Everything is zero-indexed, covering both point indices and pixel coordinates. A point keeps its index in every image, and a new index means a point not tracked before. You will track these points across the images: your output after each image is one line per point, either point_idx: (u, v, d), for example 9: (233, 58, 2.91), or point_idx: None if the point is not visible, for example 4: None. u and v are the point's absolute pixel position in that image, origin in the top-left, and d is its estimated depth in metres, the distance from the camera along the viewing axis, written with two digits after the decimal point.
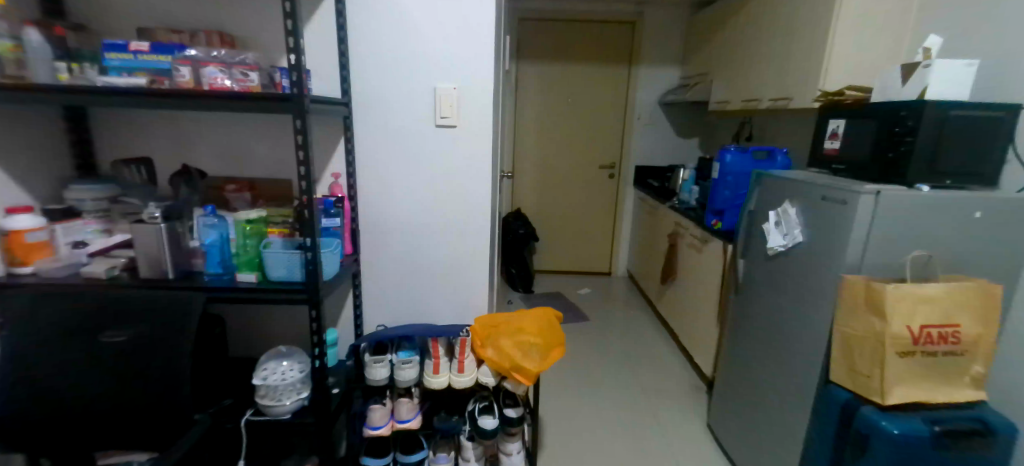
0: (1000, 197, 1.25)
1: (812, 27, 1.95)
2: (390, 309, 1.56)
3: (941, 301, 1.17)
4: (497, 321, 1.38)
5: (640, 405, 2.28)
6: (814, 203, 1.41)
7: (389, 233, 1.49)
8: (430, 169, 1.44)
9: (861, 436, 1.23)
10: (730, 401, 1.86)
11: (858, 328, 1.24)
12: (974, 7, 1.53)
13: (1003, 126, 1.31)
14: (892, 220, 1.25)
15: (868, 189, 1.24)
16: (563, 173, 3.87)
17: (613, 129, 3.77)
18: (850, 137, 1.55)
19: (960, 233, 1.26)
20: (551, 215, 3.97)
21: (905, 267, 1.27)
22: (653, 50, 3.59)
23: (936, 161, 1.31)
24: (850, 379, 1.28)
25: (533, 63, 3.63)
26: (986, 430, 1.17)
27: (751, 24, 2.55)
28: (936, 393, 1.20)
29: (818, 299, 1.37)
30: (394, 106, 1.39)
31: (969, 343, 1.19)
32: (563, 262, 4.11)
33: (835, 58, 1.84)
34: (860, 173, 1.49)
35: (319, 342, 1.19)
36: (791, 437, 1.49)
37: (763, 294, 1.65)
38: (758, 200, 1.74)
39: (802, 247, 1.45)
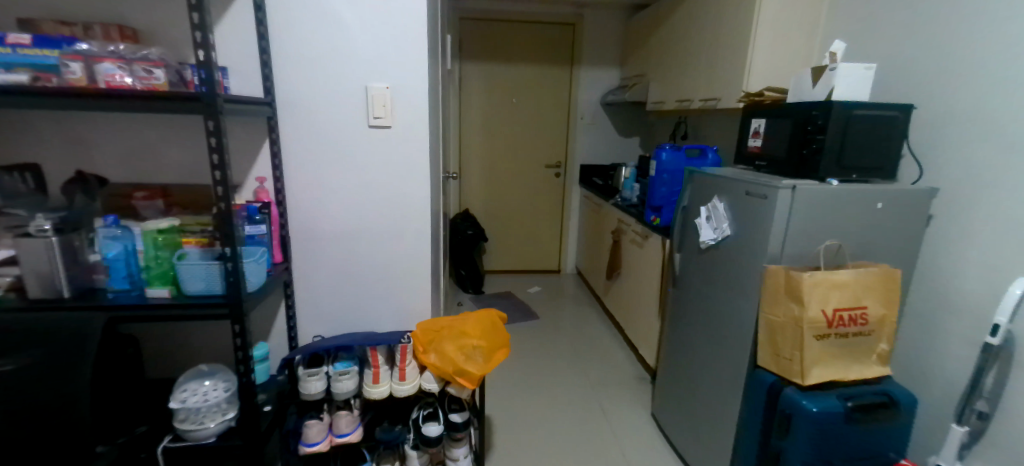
0: (897, 189, 1.37)
1: (736, 32, 2.07)
2: (327, 319, 1.49)
3: (850, 286, 1.27)
4: (439, 324, 1.34)
5: (590, 399, 2.32)
6: (740, 198, 1.49)
7: (322, 238, 1.42)
8: (364, 172, 1.39)
9: (784, 416, 1.31)
10: (671, 389, 1.94)
11: (779, 314, 1.32)
12: (872, 16, 1.68)
13: (897, 124, 1.45)
14: (807, 212, 1.34)
15: (786, 183, 1.32)
16: (511, 172, 3.88)
17: (557, 129, 3.82)
18: (770, 135, 1.65)
19: (865, 222, 1.38)
20: (499, 215, 3.97)
21: (819, 256, 1.37)
22: (593, 52, 3.68)
23: (843, 156, 1.42)
24: (775, 363, 1.36)
25: (476, 63, 3.61)
26: (890, 402, 1.29)
27: (682, 28, 2.66)
28: (849, 371, 1.30)
29: (745, 289, 1.46)
30: (323, 106, 1.33)
31: (875, 323, 1.31)
32: (513, 262, 4.12)
33: (756, 62, 1.96)
34: (779, 169, 1.59)
35: (244, 358, 1.11)
36: (725, 421, 1.57)
37: (698, 286, 1.73)
38: (690, 196, 1.81)
39: (730, 240, 1.54)
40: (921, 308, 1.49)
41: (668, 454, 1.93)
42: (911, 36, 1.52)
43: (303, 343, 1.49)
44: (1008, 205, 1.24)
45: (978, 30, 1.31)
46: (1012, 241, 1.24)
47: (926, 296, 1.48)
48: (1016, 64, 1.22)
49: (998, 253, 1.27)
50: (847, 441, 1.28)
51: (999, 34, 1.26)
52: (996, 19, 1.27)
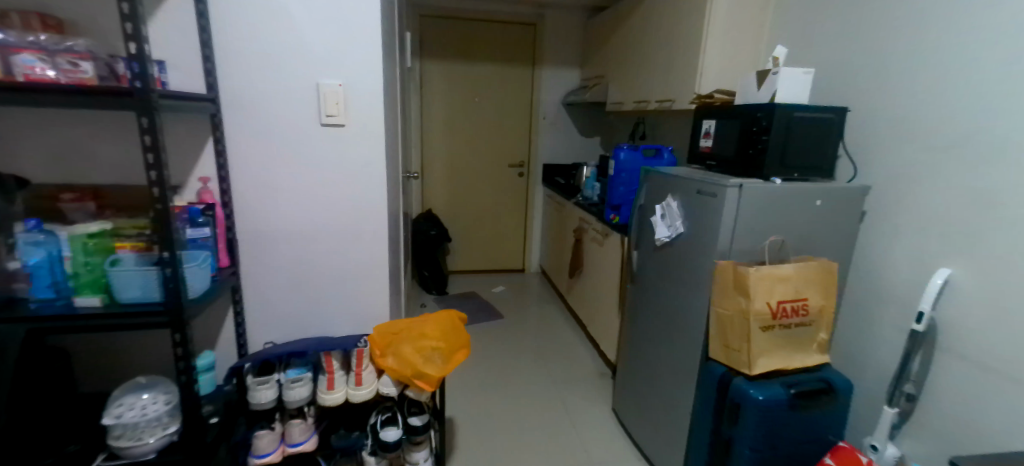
0: (834, 187, 1.46)
1: (688, 36, 2.14)
2: (278, 324, 1.44)
3: (793, 279, 1.34)
4: (397, 326, 1.32)
5: (553, 396, 2.35)
6: (692, 196, 1.54)
7: (273, 241, 1.37)
8: (317, 172, 1.35)
9: (733, 405, 1.37)
10: (631, 384, 1.98)
11: (728, 308, 1.38)
12: (811, 24, 1.77)
13: (833, 126, 1.54)
14: (753, 210, 1.40)
15: (733, 182, 1.38)
16: (474, 171, 3.86)
17: (520, 129, 3.83)
18: (720, 136, 1.72)
19: (806, 219, 1.46)
20: (463, 215, 3.95)
21: (764, 251, 1.44)
22: (553, 52, 3.71)
23: (785, 156, 1.49)
24: (725, 354, 1.41)
25: (436, 61, 3.57)
26: (830, 388, 1.37)
27: (639, 31, 2.73)
28: (792, 360, 1.38)
29: (697, 284, 1.51)
30: (272, 104, 1.28)
31: (816, 313, 1.38)
32: (477, 262, 4.10)
33: (708, 65, 2.03)
34: (728, 169, 1.66)
35: (185, 368, 1.05)
36: (680, 413, 1.62)
37: (654, 282, 1.78)
38: (646, 195, 1.86)
39: (683, 236, 1.59)
40: (857, 299, 1.59)
41: (628, 447, 1.98)
42: (845, 44, 1.62)
43: (254, 350, 1.43)
44: (930, 203, 1.35)
45: (904, 39, 1.41)
46: (934, 235, 1.34)
47: (861, 287, 1.57)
48: (936, 71, 1.32)
49: (923, 246, 1.37)
50: (790, 427, 1.36)
51: (922, 43, 1.36)
52: (920, 29, 1.37)
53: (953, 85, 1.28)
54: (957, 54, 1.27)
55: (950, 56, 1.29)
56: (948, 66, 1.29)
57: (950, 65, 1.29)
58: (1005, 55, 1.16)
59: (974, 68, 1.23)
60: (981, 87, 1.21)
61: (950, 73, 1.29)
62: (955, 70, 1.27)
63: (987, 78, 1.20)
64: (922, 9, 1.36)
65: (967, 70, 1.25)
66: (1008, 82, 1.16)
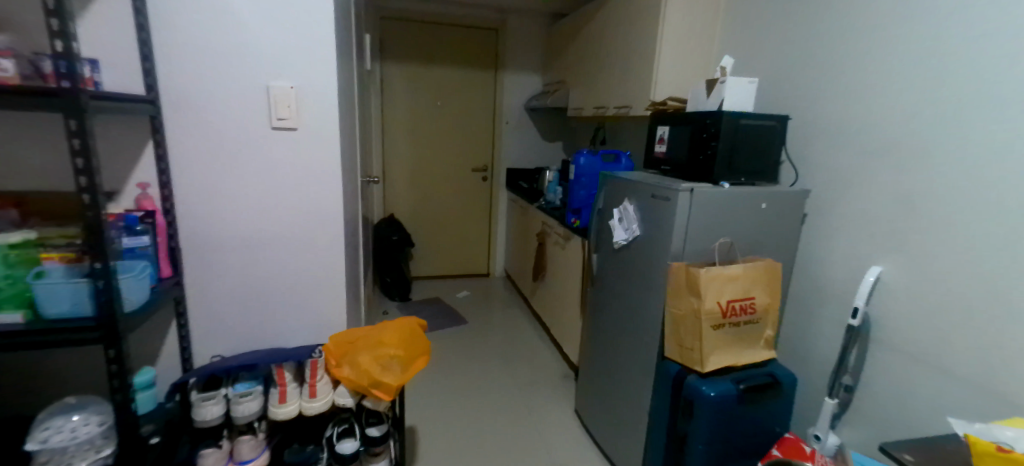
0: (777, 191, 1.54)
1: (644, 44, 2.20)
2: (227, 336, 1.38)
3: (741, 279, 1.41)
4: (354, 335, 1.29)
5: (517, 400, 2.35)
6: (647, 200, 1.59)
7: (220, 249, 1.31)
8: (268, 177, 1.30)
9: (687, 401, 1.42)
10: (592, 385, 2.01)
11: (682, 308, 1.43)
12: (757, 36, 1.86)
13: (776, 133, 1.62)
14: (704, 213, 1.46)
15: (685, 186, 1.43)
16: (437, 176, 3.83)
17: (483, 133, 3.83)
18: (673, 142, 1.78)
19: (752, 221, 1.53)
20: (426, 220, 3.90)
21: (714, 252, 1.50)
22: (515, 58, 3.74)
23: (733, 162, 1.56)
24: (679, 353, 1.46)
25: (397, 64, 3.52)
26: (776, 382, 1.44)
27: (598, 39, 2.79)
28: (741, 357, 1.44)
29: (653, 285, 1.55)
30: (217, 106, 1.23)
31: (763, 311, 1.45)
32: (441, 267, 4.07)
33: (662, 73, 2.10)
34: (681, 173, 1.72)
35: (120, 386, 0.99)
36: (639, 412, 1.66)
37: (612, 284, 1.82)
38: (605, 199, 1.90)
39: (639, 239, 1.63)
40: (800, 297, 1.68)
41: (591, 447, 2.01)
42: (786, 56, 1.72)
43: (200, 363, 1.36)
44: (862, 205, 1.44)
45: (838, 52, 1.51)
46: (867, 236, 1.43)
47: (804, 285, 1.66)
48: (866, 83, 1.42)
49: (857, 246, 1.46)
50: (740, 420, 1.41)
51: (853, 57, 1.46)
52: (852, 44, 1.46)
53: (881, 96, 1.37)
54: (883, 67, 1.37)
55: (877, 69, 1.39)
56: (876, 79, 1.39)
57: (878, 77, 1.38)
58: (924, 69, 1.26)
59: (898, 80, 1.33)
60: (905, 98, 1.31)
61: (878, 85, 1.38)
62: (882, 83, 1.37)
63: (909, 89, 1.30)
64: (853, 25, 1.46)
65: (892, 82, 1.35)
66: (927, 94, 1.26)
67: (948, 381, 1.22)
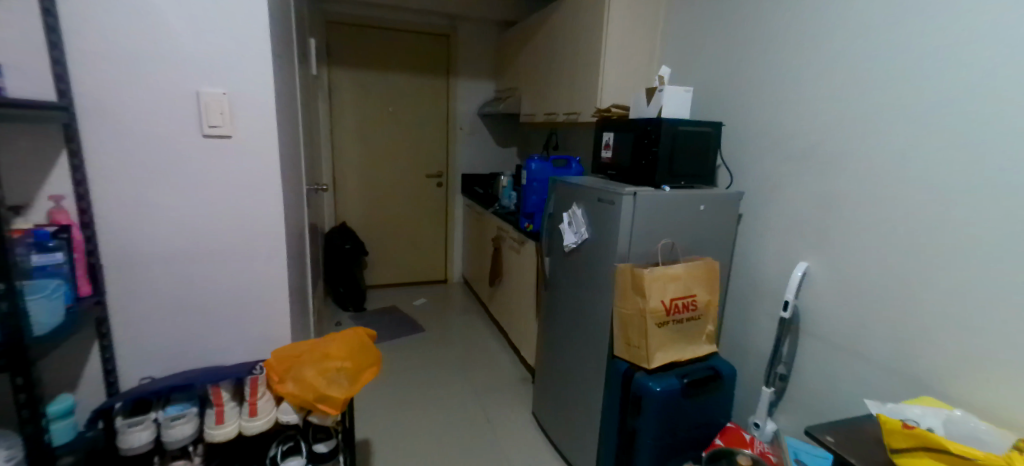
0: (714, 193, 1.62)
1: (589, 53, 2.27)
2: (158, 357, 1.29)
3: (682, 277, 1.47)
4: (299, 349, 1.22)
5: (476, 407, 2.34)
6: (594, 204, 1.63)
7: (147, 265, 1.23)
8: (200, 188, 1.24)
9: (636, 398, 1.46)
10: (548, 387, 2.03)
11: (628, 307, 1.47)
12: (693, 46, 1.96)
13: (711, 138, 1.71)
14: (647, 215, 1.52)
15: (628, 190, 1.49)
16: (390, 182, 3.77)
17: (437, 139, 3.80)
18: (618, 147, 1.84)
19: (692, 222, 1.60)
20: (380, 228, 3.83)
21: (657, 253, 1.56)
22: (467, 64, 3.74)
23: (673, 166, 1.64)
24: (627, 351, 1.50)
25: (345, 70, 3.45)
26: (717, 375, 1.52)
27: (547, 46, 2.84)
28: (684, 352, 1.50)
29: (602, 286, 1.59)
30: (142, 114, 1.16)
31: (703, 307, 1.52)
32: (398, 275, 3.99)
33: (607, 81, 2.17)
34: (626, 177, 1.78)
35: (29, 417, 0.94)
36: (591, 411, 1.69)
37: (564, 287, 1.85)
38: (555, 203, 1.93)
39: (587, 242, 1.67)
40: (738, 293, 1.78)
41: (549, 449, 2.03)
42: (719, 66, 1.82)
43: (127, 388, 1.27)
44: (789, 205, 1.55)
45: (765, 63, 1.61)
46: (795, 234, 1.53)
47: (742, 282, 1.76)
48: (788, 91, 1.53)
49: (787, 243, 1.56)
50: (684, 413, 1.48)
51: (777, 67, 1.57)
52: (776, 56, 1.57)
53: (801, 104, 1.48)
54: (803, 77, 1.48)
55: (798, 79, 1.49)
56: (797, 88, 1.50)
57: (798, 87, 1.49)
58: (837, 79, 1.37)
59: (815, 90, 1.44)
60: (821, 106, 1.42)
61: (798, 94, 1.49)
62: (802, 91, 1.48)
63: (825, 97, 1.41)
64: (777, 38, 1.57)
65: (810, 91, 1.46)
66: (840, 102, 1.37)
67: (867, 366, 1.32)
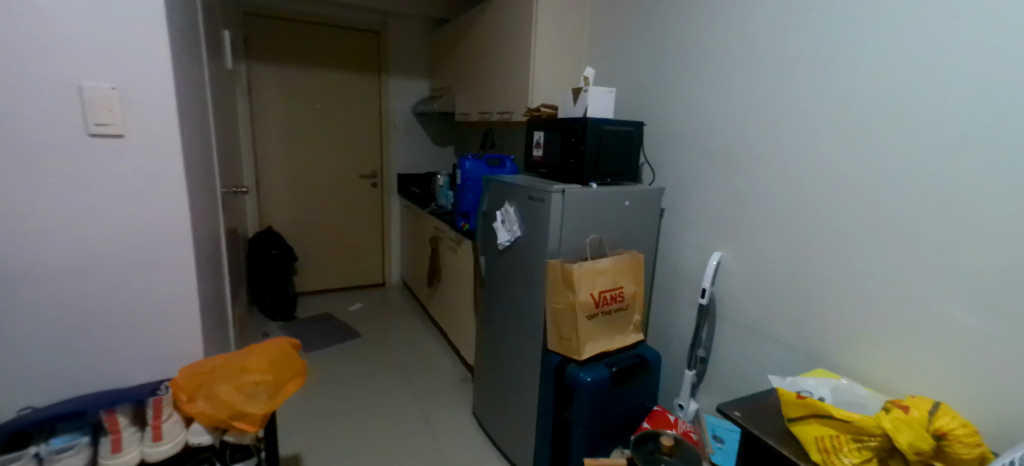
0: (637, 189, 1.70)
1: (520, 53, 2.29)
2: (42, 383, 1.15)
3: (610, 270, 1.53)
4: (211, 364, 1.13)
5: (415, 411, 2.29)
6: (525, 202, 1.66)
7: (24, 280, 1.09)
8: (86, 192, 1.11)
9: (569, 389, 1.51)
10: (486, 385, 2.04)
11: (559, 301, 1.51)
12: (617, 49, 2.04)
13: (634, 137, 1.79)
14: (575, 212, 1.57)
15: (557, 188, 1.52)
16: (320, 183, 3.60)
17: (370, 138, 3.67)
18: (548, 146, 1.88)
19: (618, 217, 1.67)
20: (311, 231, 3.65)
21: (586, 248, 1.62)
22: (399, 61, 3.64)
23: (599, 164, 1.70)
24: (560, 345, 1.54)
25: (266, 65, 3.25)
26: (643, 362, 1.60)
27: (479, 46, 2.84)
28: (612, 342, 1.57)
29: (534, 282, 1.62)
30: (10, 109, 1.02)
31: (630, 298, 1.60)
32: (332, 280, 3.82)
33: (538, 81, 2.20)
34: (556, 175, 1.82)
35: None
36: (528, 405, 1.72)
37: (499, 284, 1.87)
38: (488, 202, 1.94)
39: (520, 239, 1.70)
40: (663, 284, 1.88)
41: (489, 447, 2.03)
42: (640, 68, 1.91)
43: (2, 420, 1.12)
44: (704, 200, 1.66)
45: (681, 66, 1.71)
46: (710, 226, 1.64)
47: (665, 273, 1.86)
48: (701, 93, 1.64)
49: (704, 235, 1.67)
50: (614, 400, 1.54)
51: (691, 71, 1.67)
52: (691, 60, 1.67)
53: (711, 106, 1.60)
54: (713, 80, 1.59)
55: (709, 82, 1.60)
56: (708, 89, 1.61)
57: (709, 89, 1.60)
58: (743, 83, 1.48)
59: (723, 92, 1.55)
60: (729, 108, 1.54)
61: (709, 96, 1.61)
62: (712, 93, 1.59)
63: (731, 99, 1.52)
64: (691, 44, 1.67)
65: (719, 92, 1.57)
66: (745, 104, 1.48)
67: (773, 345, 1.45)
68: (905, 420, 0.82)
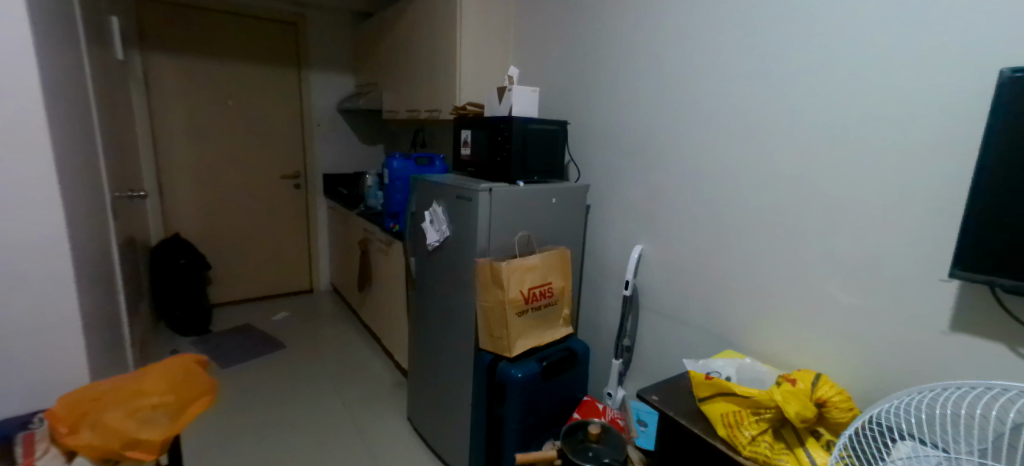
0: (563, 186, 1.74)
1: (446, 50, 2.26)
2: None
3: (539, 267, 1.56)
4: (99, 389, 1.01)
5: (347, 421, 2.20)
6: (453, 201, 1.64)
7: None
8: None
9: (500, 386, 1.52)
10: (420, 388, 2.00)
11: (489, 300, 1.51)
12: (542, 49, 2.07)
13: (559, 136, 1.83)
14: (503, 210, 1.57)
15: (484, 186, 1.52)
16: (235, 185, 3.33)
17: (290, 136, 3.46)
18: (475, 144, 1.88)
19: (545, 214, 1.71)
20: (227, 236, 3.37)
21: (514, 246, 1.63)
22: (321, 54, 3.45)
23: (526, 162, 1.72)
24: (490, 343, 1.54)
25: (166, 57, 2.97)
26: (572, 354, 1.65)
27: (405, 41, 2.76)
28: (542, 337, 1.60)
29: (464, 282, 1.61)
30: None
31: (559, 293, 1.64)
32: (252, 289, 3.56)
33: (465, 79, 2.19)
34: (484, 174, 1.82)
35: None
36: (461, 406, 1.71)
37: (429, 284, 1.84)
38: (416, 201, 1.90)
39: (449, 239, 1.68)
40: (591, 277, 1.94)
41: (426, 451, 1.99)
42: (564, 68, 1.95)
43: None
44: (626, 196, 1.74)
45: (602, 67, 1.77)
46: (633, 222, 1.72)
47: (593, 267, 1.93)
48: (621, 94, 1.70)
49: (627, 230, 1.75)
50: (545, 393, 1.58)
51: (611, 72, 1.73)
52: (610, 62, 1.73)
53: (630, 106, 1.67)
54: (631, 82, 1.66)
55: (627, 83, 1.67)
56: (628, 90, 1.67)
57: (628, 90, 1.67)
58: (659, 83, 1.56)
59: (640, 94, 1.63)
60: (645, 108, 1.61)
61: (628, 96, 1.68)
62: (630, 94, 1.67)
63: (647, 101, 1.60)
64: (611, 45, 1.72)
65: (637, 94, 1.64)
66: (659, 105, 1.56)
67: (690, 330, 1.54)
68: (792, 392, 0.91)
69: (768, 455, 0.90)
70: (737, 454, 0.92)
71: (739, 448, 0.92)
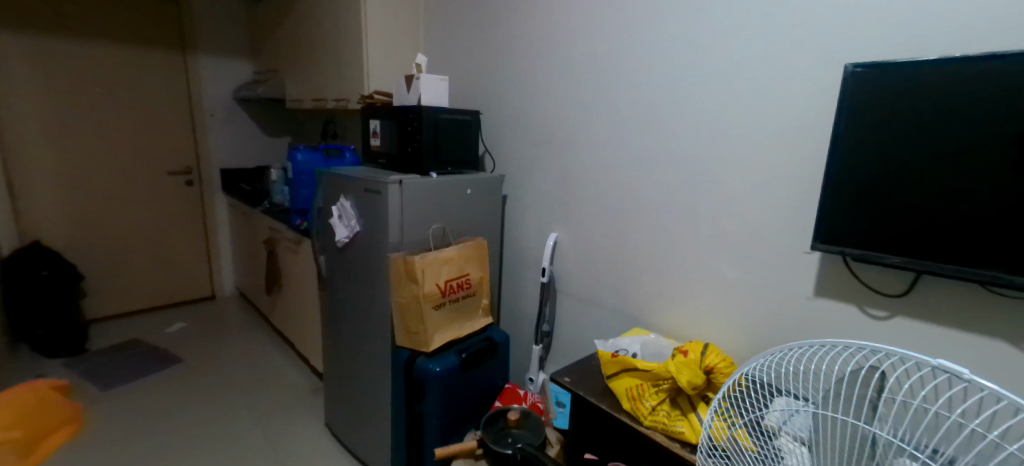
0: (477, 177, 1.73)
1: (351, 35, 2.13)
2: None
3: (454, 258, 1.54)
4: None
5: (257, 434, 2.04)
6: (362, 195, 1.56)
7: None
8: None
9: (419, 382, 1.49)
10: (337, 391, 1.90)
11: (404, 295, 1.47)
12: (452, 38, 2.02)
13: (472, 126, 1.81)
14: (415, 202, 1.53)
15: (394, 179, 1.46)
16: (110, 183, 2.92)
17: (177, 127, 3.08)
18: (385, 135, 1.80)
19: (460, 205, 1.69)
20: (103, 242, 2.95)
21: (428, 239, 1.60)
22: (210, 36, 3.10)
23: (438, 152, 1.68)
24: (407, 340, 1.51)
25: (6, 33, 2.50)
26: (492, 344, 1.66)
27: (307, 24, 2.56)
28: (461, 329, 1.59)
29: (377, 278, 1.55)
30: None
31: (476, 284, 1.63)
32: (139, 300, 3.15)
33: (372, 66, 2.08)
34: (395, 165, 1.75)
35: None
36: (381, 406, 1.65)
37: (342, 283, 1.74)
38: (323, 196, 1.78)
39: (359, 234, 1.60)
40: (509, 266, 1.96)
41: (347, 456, 1.91)
42: (475, 57, 1.92)
43: None
44: (540, 185, 1.76)
45: (511, 56, 1.77)
46: (547, 210, 1.75)
47: (511, 257, 1.94)
48: (531, 84, 1.72)
49: (543, 219, 1.78)
50: (465, 385, 1.57)
51: (521, 61, 1.74)
52: (519, 50, 1.74)
53: (540, 96, 1.69)
54: (540, 72, 1.68)
55: (537, 73, 1.69)
56: (538, 80, 1.69)
57: (538, 80, 1.69)
58: (569, 74, 1.58)
59: (549, 83, 1.65)
60: (556, 98, 1.64)
61: (538, 86, 1.69)
62: (540, 84, 1.68)
63: (557, 91, 1.63)
64: (520, 35, 1.72)
65: (547, 84, 1.66)
66: (568, 96, 1.60)
67: (603, 312, 1.61)
68: (685, 363, 0.98)
69: (665, 422, 0.97)
70: (640, 424, 0.99)
71: (641, 419, 0.99)
